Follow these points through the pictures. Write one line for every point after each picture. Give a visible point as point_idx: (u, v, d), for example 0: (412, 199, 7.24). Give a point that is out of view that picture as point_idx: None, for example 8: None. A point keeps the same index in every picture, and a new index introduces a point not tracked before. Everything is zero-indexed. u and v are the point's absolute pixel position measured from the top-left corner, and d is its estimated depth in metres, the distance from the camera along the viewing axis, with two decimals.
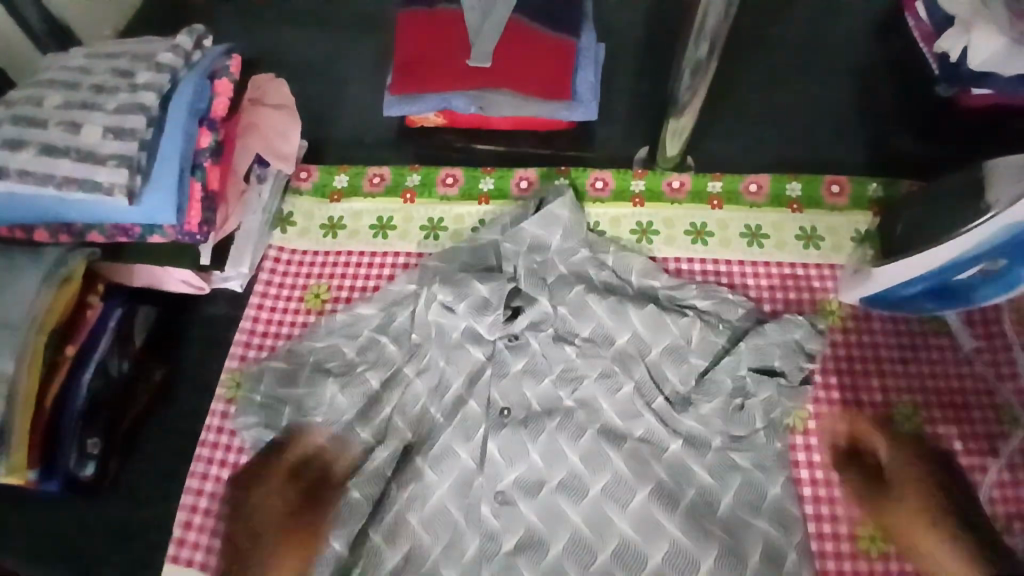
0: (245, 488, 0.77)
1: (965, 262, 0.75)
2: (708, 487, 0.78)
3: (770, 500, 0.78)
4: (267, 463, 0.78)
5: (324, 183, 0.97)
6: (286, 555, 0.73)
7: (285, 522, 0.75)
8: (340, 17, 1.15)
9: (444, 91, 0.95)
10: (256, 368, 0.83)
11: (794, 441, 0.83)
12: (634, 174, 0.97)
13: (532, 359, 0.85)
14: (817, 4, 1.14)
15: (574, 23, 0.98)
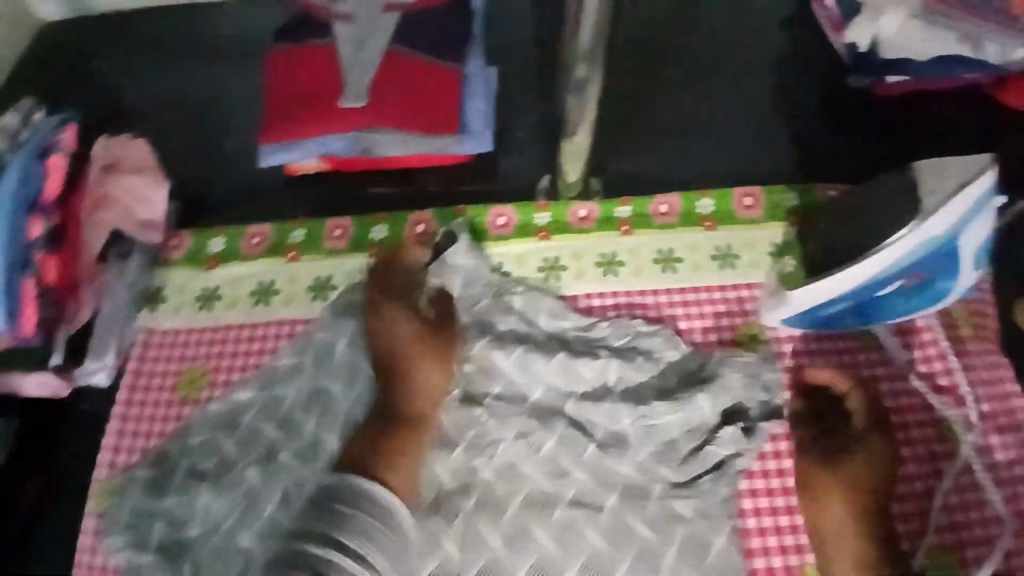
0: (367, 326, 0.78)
1: (892, 275, 0.69)
2: (650, 542, 0.72)
3: (715, 551, 0.72)
4: (394, 292, 0.80)
5: (198, 250, 0.88)
6: (435, 361, 0.76)
7: (426, 343, 0.77)
8: (200, 37, 0.98)
9: (320, 133, 0.86)
10: (122, 479, 0.77)
11: (743, 485, 0.77)
12: (537, 206, 0.90)
13: (438, 427, 0.77)
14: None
15: (458, 51, 0.90)
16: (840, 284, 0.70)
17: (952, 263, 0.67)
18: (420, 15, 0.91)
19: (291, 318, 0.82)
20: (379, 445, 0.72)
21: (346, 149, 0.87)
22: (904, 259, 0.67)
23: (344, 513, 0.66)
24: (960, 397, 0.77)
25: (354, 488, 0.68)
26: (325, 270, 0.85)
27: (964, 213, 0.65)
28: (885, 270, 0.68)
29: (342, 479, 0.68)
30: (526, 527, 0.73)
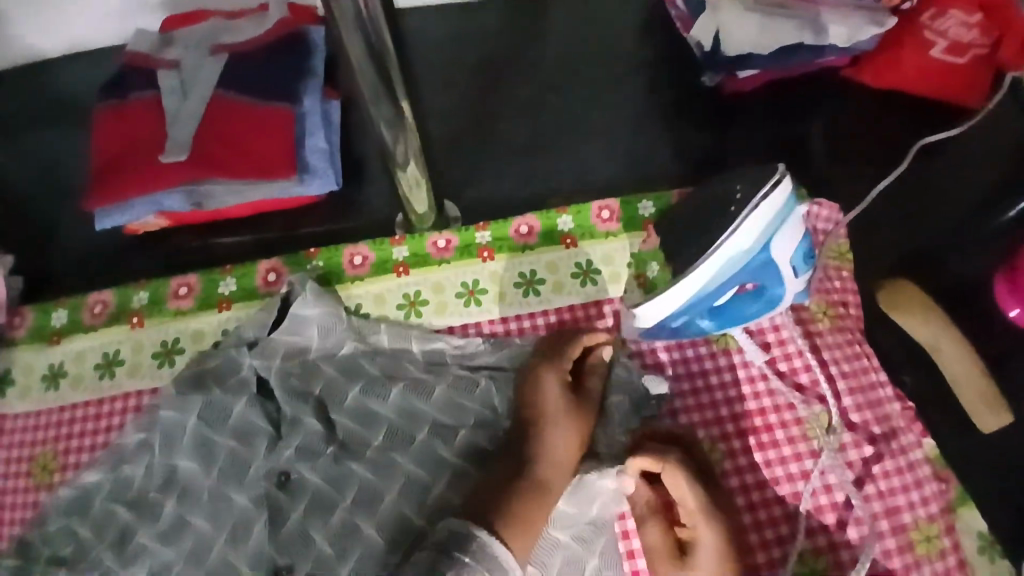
0: (522, 387, 0.72)
1: (725, 284, 0.70)
2: None
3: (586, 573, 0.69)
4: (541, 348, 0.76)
5: (42, 326, 0.84)
6: (574, 417, 0.71)
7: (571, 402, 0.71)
8: (46, 103, 0.98)
9: (150, 192, 0.82)
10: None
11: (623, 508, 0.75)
12: (393, 242, 0.87)
13: (315, 490, 0.71)
14: (574, 4, 1.06)
15: (292, 89, 0.87)
16: (680, 298, 0.70)
17: (773, 270, 0.70)
18: (249, 56, 0.88)
19: (138, 389, 0.79)
20: (503, 508, 0.62)
21: (179, 204, 0.83)
22: (725, 268, 0.69)
23: (467, 561, 0.56)
24: (820, 392, 0.78)
25: (481, 538, 0.58)
26: (174, 333, 0.82)
27: (769, 222, 0.69)
28: (717, 279, 0.70)
29: (473, 528, 0.58)
30: None
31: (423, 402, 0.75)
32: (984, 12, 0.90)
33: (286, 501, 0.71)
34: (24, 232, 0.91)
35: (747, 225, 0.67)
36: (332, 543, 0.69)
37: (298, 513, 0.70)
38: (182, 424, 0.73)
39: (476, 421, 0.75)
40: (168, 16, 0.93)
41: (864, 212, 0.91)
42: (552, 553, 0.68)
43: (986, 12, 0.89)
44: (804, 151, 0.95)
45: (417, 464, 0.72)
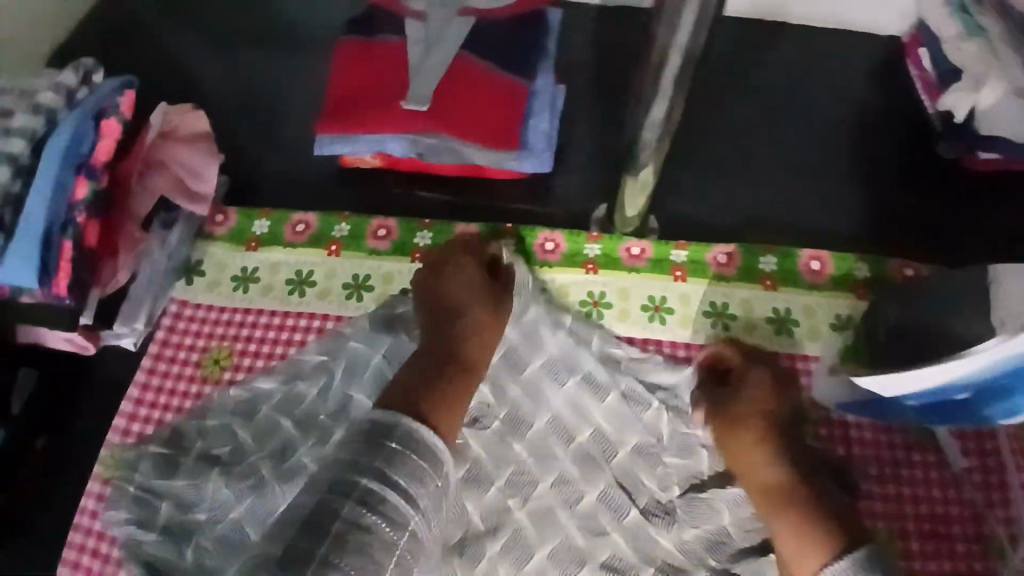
0: (434, 275, 0.77)
1: (980, 380, 0.64)
2: None
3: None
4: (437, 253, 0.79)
5: (242, 230, 0.87)
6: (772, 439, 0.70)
7: (485, 299, 0.76)
8: (277, 25, 1.02)
9: (377, 132, 0.85)
10: (133, 455, 0.74)
11: None
12: (588, 237, 0.85)
13: (472, 461, 0.75)
14: (800, 49, 1.03)
15: (529, 64, 0.88)
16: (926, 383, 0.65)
17: None
18: (493, 21, 0.89)
19: (323, 313, 0.82)
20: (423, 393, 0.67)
21: (402, 149, 0.85)
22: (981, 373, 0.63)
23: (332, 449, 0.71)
24: (1016, 516, 0.72)
25: (412, 428, 0.62)
26: (364, 268, 0.84)
27: None
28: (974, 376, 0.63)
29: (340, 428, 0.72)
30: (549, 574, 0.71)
31: (594, 403, 0.76)
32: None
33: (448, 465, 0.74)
34: (238, 139, 0.94)
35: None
36: (483, 518, 0.73)
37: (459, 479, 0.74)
38: (368, 359, 0.77)
39: (640, 436, 0.75)
40: None
41: None
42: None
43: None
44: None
45: (574, 464, 0.75)
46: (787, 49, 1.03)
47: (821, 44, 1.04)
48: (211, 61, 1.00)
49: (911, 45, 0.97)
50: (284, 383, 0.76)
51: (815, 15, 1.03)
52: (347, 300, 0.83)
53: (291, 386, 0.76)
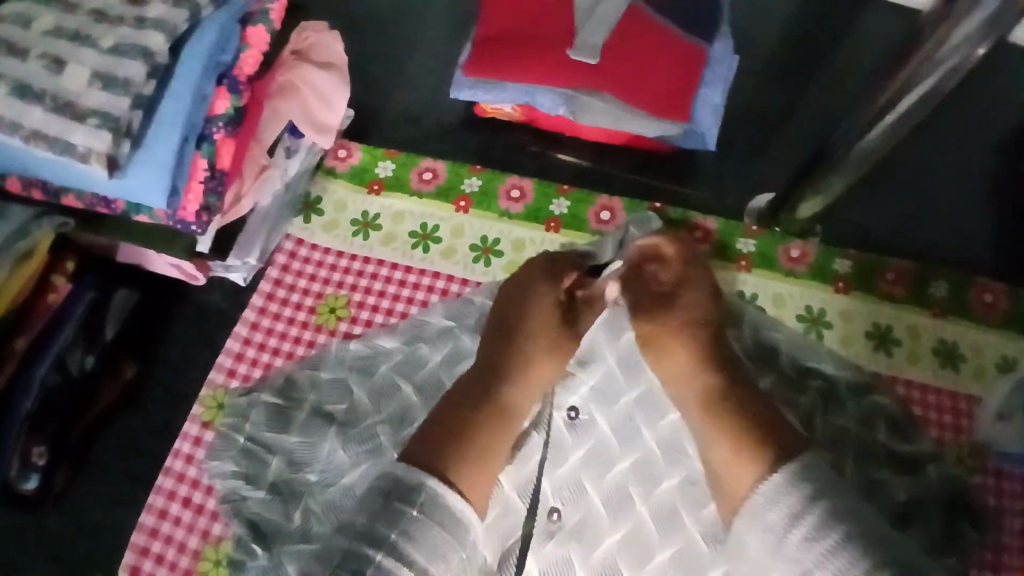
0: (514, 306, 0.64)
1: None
2: None
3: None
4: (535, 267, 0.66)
5: (365, 169, 0.79)
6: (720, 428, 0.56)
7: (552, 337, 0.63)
8: None
9: (530, 82, 0.76)
10: (244, 402, 0.69)
11: None
12: (744, 230, 0.77)
13: (601, 440, 0.67)
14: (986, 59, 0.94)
15: (704, 30, 0.78)
16: None
17: None
18: None
19: (449, 274, 0.74)
20: (457, 429, 0.57)
21: (554, 106, 0.77)
22: None
23: (413, 516, 0.50)
24: None
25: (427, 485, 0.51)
26: (496, 231, 0.77)
27: None
28: None
29: (422, 475, 0.52)
30: None
31: None
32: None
33: (569, 440, 0.67)
34: (364, 73, 0.87)
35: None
36: (605, 505, 0.65)
37: (577, 458, 0.67)
38: None
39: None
40: None
41: None
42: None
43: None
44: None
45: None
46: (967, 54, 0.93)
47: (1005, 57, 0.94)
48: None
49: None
50: (407, 349, 0.70)
51: None
52: (474, 262, 0.75)
53: (418, 354, 0.70)
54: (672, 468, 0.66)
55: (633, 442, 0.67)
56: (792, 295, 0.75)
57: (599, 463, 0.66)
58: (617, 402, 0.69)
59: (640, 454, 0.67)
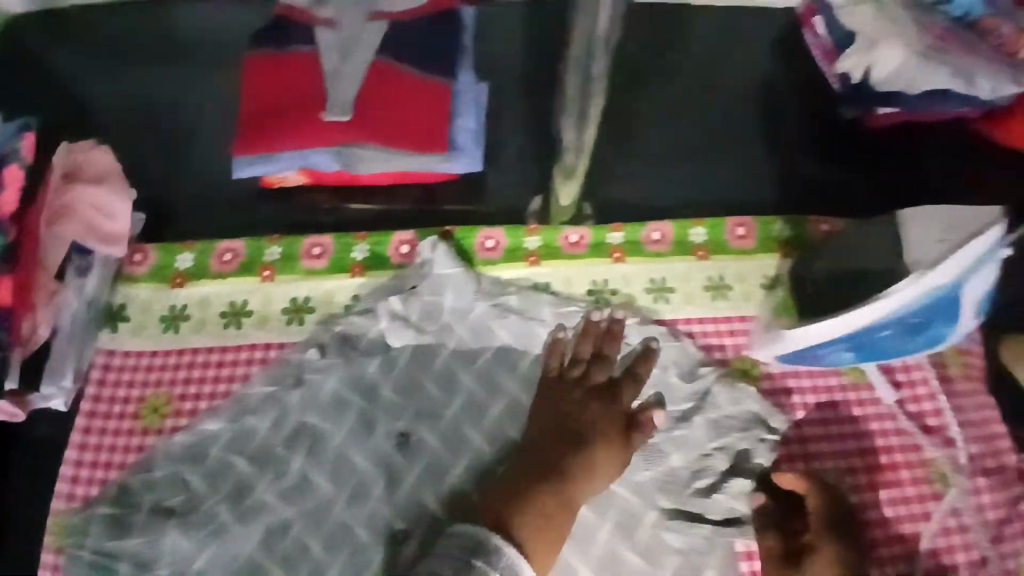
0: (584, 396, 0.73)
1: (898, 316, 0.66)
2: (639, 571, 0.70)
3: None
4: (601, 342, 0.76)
5: (164, 265, 0.82)
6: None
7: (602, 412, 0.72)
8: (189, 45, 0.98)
9: (300, 146, 0.82)
10: (81, 519, 0.70)
11: None
12: (527, 230, 0.86)
13: (432, 454, 0.73)
14: (714, 27, 1.08)
15: (446, 65, 0.86)
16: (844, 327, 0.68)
17: (953, 306, 0.66)
18: (407, 26, 0.87)
19: (263, 342, 0.77)
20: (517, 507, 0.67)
21: (326, 163, 0.82)
22: (911, 310, 0.66)
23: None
24: (949, 437, 0.77)
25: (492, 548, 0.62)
26: (298, 291, 0.79)
27: (963, 265, 0.65)
28: (904, 310, 0.65)
29: (500, 543, 0.63)
30: None
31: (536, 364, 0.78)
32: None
33: (403, 465, 0.72)
34: (151, 174, 0.90)
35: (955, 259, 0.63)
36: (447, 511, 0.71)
37: (413, 476, 0.71)
38: (320, 383, 0.73)
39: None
40: None
41: None
42: (668, 553, 0.70)
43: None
44: (939, 196, 0.97)
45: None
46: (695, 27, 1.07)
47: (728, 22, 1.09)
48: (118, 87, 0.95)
49: (806, 16, 1.03)
50: (233, 424, 0.72)
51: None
52: (284, 324, 0.78)
53: (244, 426, 0.72)
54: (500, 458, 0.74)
55: (460, 445, 0.74)
56: (578, 274, 0.85)
57: (434, 474, 0.72)
58: (440, 416, 0.74)
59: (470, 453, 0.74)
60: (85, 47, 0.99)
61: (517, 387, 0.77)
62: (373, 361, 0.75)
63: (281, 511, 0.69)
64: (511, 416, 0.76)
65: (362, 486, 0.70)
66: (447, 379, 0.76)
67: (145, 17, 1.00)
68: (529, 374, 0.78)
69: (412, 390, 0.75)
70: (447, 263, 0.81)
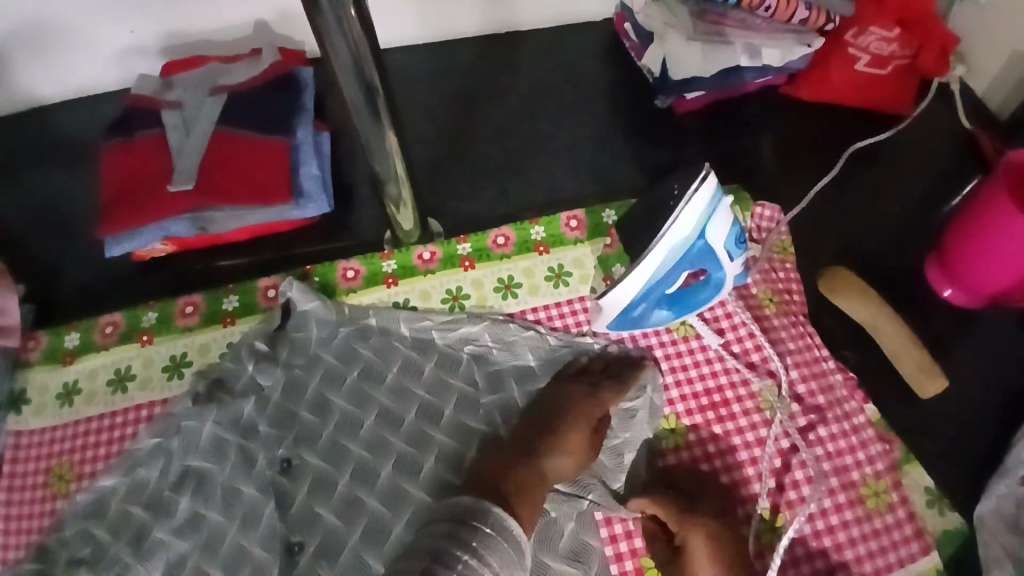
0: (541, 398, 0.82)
1: (671, 271, 0.79)
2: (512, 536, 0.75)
3: (565, 537, 0.76)
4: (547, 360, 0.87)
5: (55, 347, 0.89)
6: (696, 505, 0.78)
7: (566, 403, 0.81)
8: (65, 146, 1.08)
9: (155, 219, 0.90)
10: None
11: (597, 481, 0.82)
12: (382, 256, 0.95)
13: (316, 472, 0.78)
14: (542, 39, 1.17)
15: (284, 124, 0.96)
16: (636, 283, 0.79)
17: (713, 253, 0.79)
18: (244, 95, 0.97)
19: (150, 400, 0.85)
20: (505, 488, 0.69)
21: (184, 230, 0.91)
22: (680, 255, 0.78)
23: (488, 532, 0.62)
24: (774, 369, 0.86)
25: (496, 514, 0.63)
26: (181, 347, 0.88)
27: (702, 212, 0.77)
28: (671, 257, 0.78)
29: (490, 504, 0.64)
30: None
31: (402, 373, 0.85)
32: (902, 26, 0.99)
33: (288, 485, 0.78)
34: (43, 267, 0.99)
35: (684, 216, 0.76)
36: (333, 516, 0.76)
37: (302, 494, 0.77)
38: (200, 427, 0.79)
39: (458, 397, 0.84)
40: (168, 62, 1.03)
41: (806, 211, 1.02)
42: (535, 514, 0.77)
43: (904, 26, 0.99)
44: (762, 158, 1.06)
45: (405, 444, 0.80)
46: (526, 42, 1.17)
47: (553, 35, 1.17)
48: (1, 200, 1.05)
49: (619, 22, 1.13)
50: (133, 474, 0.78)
51: (547, 19, 1.16)
52: (171, 380, 0.86)
53: (144, 473, 0.77)
54: (379, 459, 0.79)
55: (340, 456, 0.79)
56: (433, 287, 0.94)
57: (319, 487, 0.77)
58: (319, 435, 0.80)
59: (350, 460, 0.79)
60: None
61: (386, 395, 0.83)
62: (251, 399, 0.81)
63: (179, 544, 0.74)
64: (385, 421, 0.82)
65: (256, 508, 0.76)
66: (322, 404, 0.82)
67: (14, 132, 1.09)
68: (398, 385, 0.84)
69: (290, 415, 0.82)
70: (309, 300, 0.87)
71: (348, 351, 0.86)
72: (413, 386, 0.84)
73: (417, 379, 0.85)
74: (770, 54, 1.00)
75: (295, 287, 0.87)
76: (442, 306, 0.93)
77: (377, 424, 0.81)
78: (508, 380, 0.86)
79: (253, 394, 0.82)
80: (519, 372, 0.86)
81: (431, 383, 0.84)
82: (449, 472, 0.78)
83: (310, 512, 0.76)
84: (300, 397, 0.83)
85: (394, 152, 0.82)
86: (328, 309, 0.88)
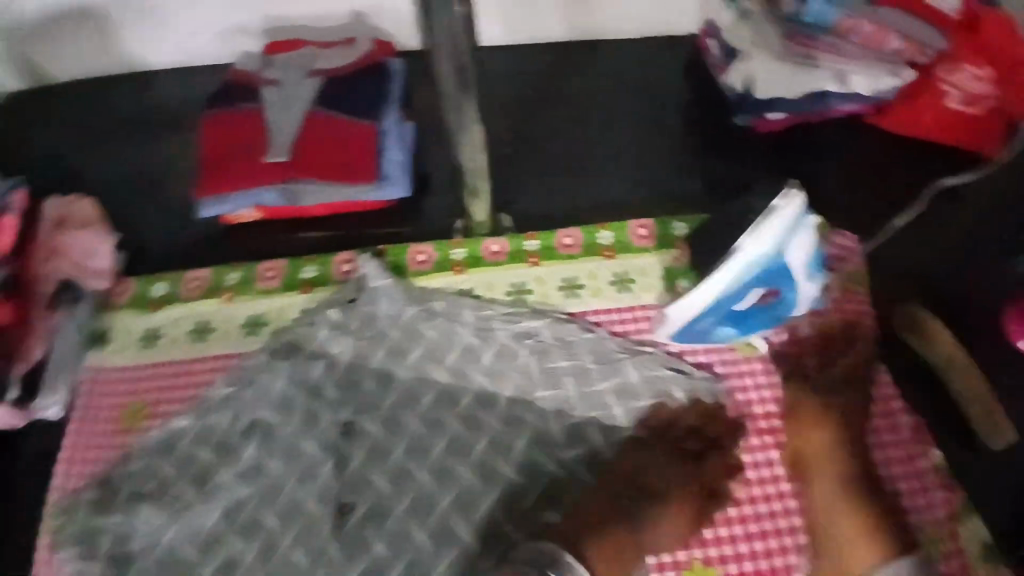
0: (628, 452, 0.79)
1: (744, 285, 0.80)
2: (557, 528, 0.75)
3: None
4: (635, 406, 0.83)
5: (142, 294, 0.95)
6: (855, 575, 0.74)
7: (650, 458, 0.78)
8: (167, 110, 1.16)
9: (248, 187, 0.96)
10: (74, 499, 0.79)
11: None
12: (452, 243, 0.98)
13: (373, 440, 0.81)
14: (624, 51, 1.19)
15: (374, 109, 1.00)
16: (706, 295, 0.80)
17: (788, 272, 0.79)
18: (340, 79, 1.02)
19: (223, 353, 0.90)
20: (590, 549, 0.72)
21: (273, 199, 0.96)
22: (755, 271, 0.79)
23: None
24: None
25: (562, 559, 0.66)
26: (258, 308, 0.92)
27: (783, 230, 0.77)
28: (746, 271, 0.78)
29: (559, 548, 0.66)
30: (450, 526, 0.76)
31: (462, 359, 0.86)
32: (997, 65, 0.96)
33: (347, 448, 0.80)
34: (136, 219, 1.05)
35: (764, 231, 0.76)
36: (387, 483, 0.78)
37: (358, 459, 0.80)
38: (269, 384, 0.83)
39: (513, 388, 0.84)
40: (271, 42, 1.09)
41: (882, 244, 1.00)
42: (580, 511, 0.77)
43: (999, 66, 0.96)
44: (838, 188, 1.05)
45: (460, 424, 0.82)
46: (608, 52, 1.19)
47: (635, 48, 1.19)
48: (104, 153, 1.12)
49: (702, 38, 1.14)
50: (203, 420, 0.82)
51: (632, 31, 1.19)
52: (244, 337, 0.90)
53: (213, 419, 0.81)
54: (434, 436, 0.81)
55: (397, 427, 0.82)
56: (498, 279, 0.96)
57: (376, 454, 0.80)
58: (379, 405, 0.83)
59: (407, 433, 0.82)
60: (77, 118, 1.16)
61: (445, 376, 0.85)
62: (318, 363, 0.85)
63: (239, 491, 0.78)
64: (443, 400, 0.84)
65: (314, 467, 0.79)
66: (383, 377, 0.85)
67: (122, 93, 1.17)
68: (457, 367, 0.86)
69: (353, 383, 0.85)
70: (380, 277, 0.91)
71: (413, 330, 0.88)
72: (471, 370, 0.86)
73: (476, 365, 0.86)
74: (858, 82, 1.00)
75: (372, 263, 0.91)
76: (506, 297, 0.94)
77: (435, 402, 0.84)
78: (566, 378, 0.84)
79: (320, 358, 0.85)
80: (577, 371, 0.85)
81: (489, 371, 0.85)
82: (500, 457, 0.80)
83: (364, 477, 0.79)
84: (363, 368, 0.85)
85: (480, 143, 0.85)
86: (398, 288, 0.91)
